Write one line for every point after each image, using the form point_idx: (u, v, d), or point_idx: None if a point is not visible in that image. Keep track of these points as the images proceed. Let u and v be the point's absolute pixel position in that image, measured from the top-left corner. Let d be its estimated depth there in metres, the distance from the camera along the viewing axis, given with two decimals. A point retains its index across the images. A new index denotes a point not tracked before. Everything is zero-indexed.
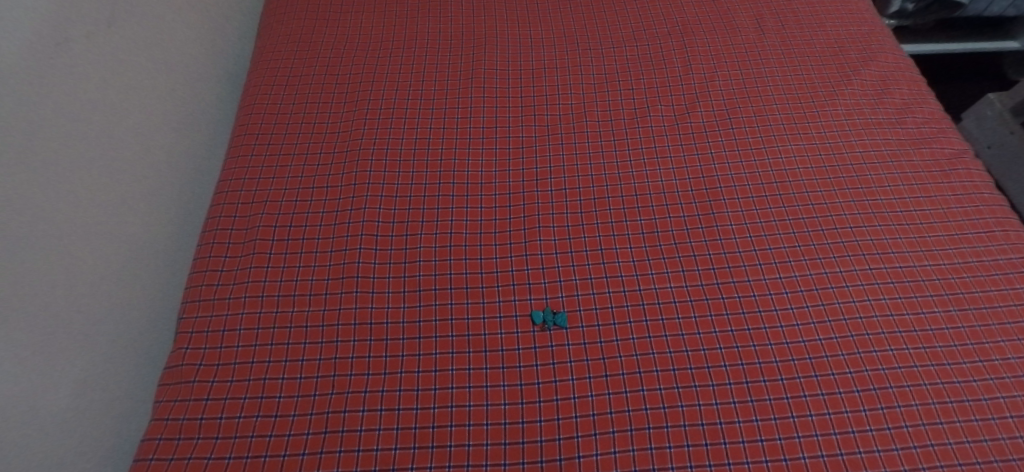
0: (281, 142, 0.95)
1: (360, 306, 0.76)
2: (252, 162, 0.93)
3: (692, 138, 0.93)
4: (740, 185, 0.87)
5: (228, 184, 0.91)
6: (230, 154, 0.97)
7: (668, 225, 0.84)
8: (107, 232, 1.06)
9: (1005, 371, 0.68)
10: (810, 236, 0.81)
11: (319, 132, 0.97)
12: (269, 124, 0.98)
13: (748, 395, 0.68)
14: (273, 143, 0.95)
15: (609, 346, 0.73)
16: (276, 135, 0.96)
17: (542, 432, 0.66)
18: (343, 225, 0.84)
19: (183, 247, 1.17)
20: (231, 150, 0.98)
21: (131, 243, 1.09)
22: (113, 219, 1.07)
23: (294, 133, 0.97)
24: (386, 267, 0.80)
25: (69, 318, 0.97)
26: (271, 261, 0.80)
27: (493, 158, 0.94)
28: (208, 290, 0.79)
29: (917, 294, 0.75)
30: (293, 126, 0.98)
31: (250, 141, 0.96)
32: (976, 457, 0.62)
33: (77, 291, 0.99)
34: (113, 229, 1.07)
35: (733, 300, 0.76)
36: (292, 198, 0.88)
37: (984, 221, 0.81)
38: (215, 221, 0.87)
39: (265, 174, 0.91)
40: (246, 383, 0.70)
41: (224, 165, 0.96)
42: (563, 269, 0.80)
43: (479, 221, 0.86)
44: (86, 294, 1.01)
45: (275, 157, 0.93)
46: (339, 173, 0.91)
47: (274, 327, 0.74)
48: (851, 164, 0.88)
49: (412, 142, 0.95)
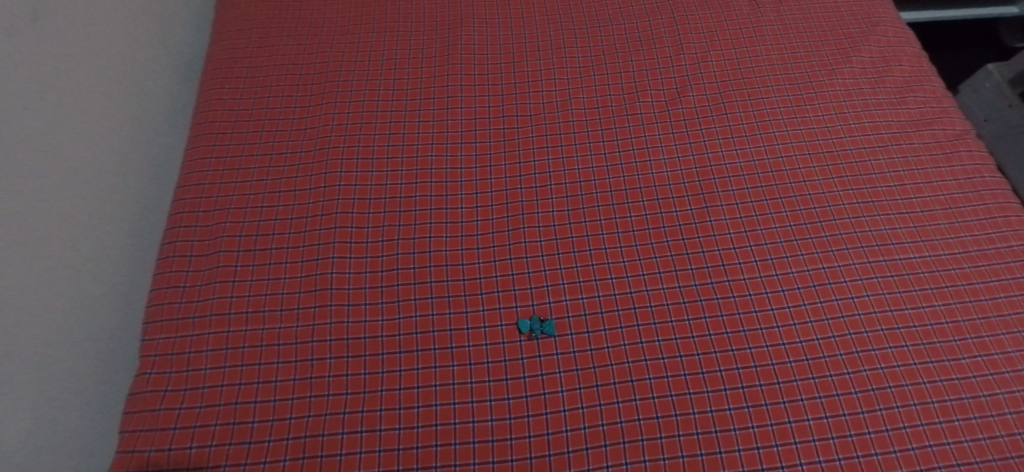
0: (244, 141, 0.89)
1: (336, 321, 0.71)
2: (213, 165, 0.86)
3: (684, 125, 0.88)
4: (735, 175, 0.83)
5: (188, 188, 0.84)
6: (188, 155, 0.89)
7: (660, 222, 0.80)
8: (94, 222, 0.92)
9: (1005, 365, 0.67)
10: (807, 229, 0.78)
11: (285, 129, 0.90)
12: (230, 122, 0.91)
13: (744, 401, 0.65)
14: (235, 142, 0.89)
15: (599, 354, 0.69)
16: (237, 134, 0.90)
17: (532, 448, 0.63)
18: (313, 232, 0.79)
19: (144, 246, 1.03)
20: (189, 150, 0.90)
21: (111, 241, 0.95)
22: (99, 205, 0.93)
23: (257, 131, 0.90)
24: (361, 277, 0.75)
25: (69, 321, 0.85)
26: (237, 275, 0.75)
27: (472, 152, 0.88)
28: (171, 309, 0.73)
29: (917, 287, 0.72)
30: (256, 123, 0.91)
31: (209, 141, 0.89)
32: (974, 455, 0.61)
33: (74, 290, 0.87)
34: (98, 221, 0.93)
35: (728, 301, 0.73)
36: (259, 204, 0.82)
37: (985, 208, 0.78)
38: (175, 232, 0.81)
39: (228, 178, 0.85)
40: (216, 409, 0.65)
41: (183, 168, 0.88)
42: (550, 272, 0.76)
43: (459, 222, 0.81)
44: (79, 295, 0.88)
45: (238, 158, 0.87)
46: (308, 175, 0.84)
47: (244, 346, 0.70)
48: (849, 150, 0.84)
49: (384, 137, 0.88)
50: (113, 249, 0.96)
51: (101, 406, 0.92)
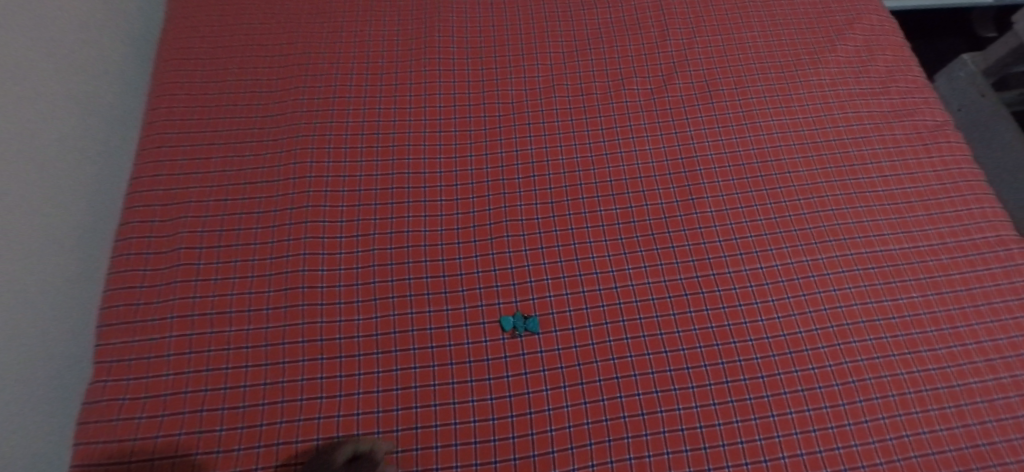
0: (205, 129, 0.83)
1: (309, 322, 0.68)
2: (170, 155, 0.80)
3: (670, 114, 0.86)
4: (720, 166, 0.81)
5: (142, 180, 0.78)
6: (142, 144, 0.83)
7: (645, 214, 0.78)
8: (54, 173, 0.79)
9: (977, 355, 0.68)
10: (791, 221, 0.77)
11: (250, 116, 0.85)
12: (189, 108, 0.85)
13: (728, 396, 0.65)
14: (194, 130, 0.83)
15: (584, 350, 0.68)
16: (198, 120, 0.84)
17: (516, 449, 0.61)
18: (283, 227, 0.74)
19: (103, 219, 0.89)
20: (143, 138, 0.84)
21: (70, 199, 0.82)
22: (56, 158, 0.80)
23: (219, 118, 0.84)
24: (335, 274, 0.71)
25: (33, 285, 0.72)
26: (201, 274, 0.70)
27: (451, 141, 0.84)
28: (127, 312, 0.68)
29: (896, 279, 0.73)
30: (218, 109, 0.85)
31: (165, 129, 0.83)
32: (947, 444, 0.62)
33: (41, 249, 0.74)
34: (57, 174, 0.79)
35: (713, 295, 0.72)
36: (223, 197, 0.77)
37: (963, 199, 0.79)
38: (128, 227, 0.74)
39: (187, 169, 0.79)
40: (180, 418, 0.61)
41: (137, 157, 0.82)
42: (533, 267, 0.74)
43: (438, 215, 0.77)
44: (44, 256, 0.75)
45: (198, 147, 0.81)
46: (275, 165, 0.80)
47: (210, 350, 0.66)
48: (833, 140, 0.83)
49: (357, 125, 0.84)
50: (72, 208, 0.82)
51: (60, 410, 0.75)
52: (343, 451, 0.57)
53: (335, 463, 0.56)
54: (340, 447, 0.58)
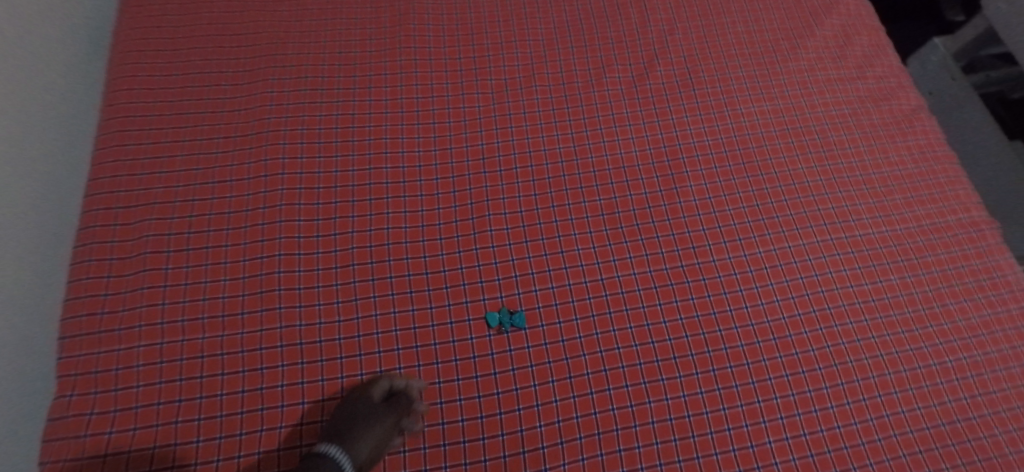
0: (167, 125, 0.79)
1: (287, 325, 0.65)
2: (130, 154, 0.76)
3: (652, 102, 0.85)
4: (703, 153, 0.81)
5: (101, 182, 0.73)
6: (99, 143, 0.78)
7: (629, 204, 0.77)
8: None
9: (952, 334, 0.70)
10: (774, 207, 0.77)
11: (215, 111, 0.80)
12: (148, 103, 0.80)
13: (715, 384, 0.66)
14: (155, 126, 0.78)
15: (572, 344, 0.67)
16: (159, 116, 0.79)
17: (505, 447, 0.61)
18: (255, 227, 0.71)
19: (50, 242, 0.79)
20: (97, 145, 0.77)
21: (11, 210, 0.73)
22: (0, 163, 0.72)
23: (183, 113, 0.80)
24: (313, 275, 0.69)
25: None
26: (169, 279, 0.67)
27: (431, 134, 0.81)
28: (91, 322, 0.64)
29: (875, 262, 0.74)
30: (180, 104, 0.81)
31: (123, 126, 0.78)
32: (925, 421, 0.64)
33: None
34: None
35: (699, 284, 0.72)
36: (190, 197, 0.73)
37: (938, 182, 0.80)
38: (88, 232, 0.70)
39: (150, 168, 0.75)
40: (153, 430, 0.58)
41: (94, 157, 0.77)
42: (518, 261, 0.72)
43: (419, 211, 0.75)
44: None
45: (161, 145, 0.77)
46: (245, 162, 0.76)
47: (182, 358, 0.62)
48: (813, 126, 0.83)
49: (332, 118, 0.81)
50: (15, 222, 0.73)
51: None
52: (379, 388, 0.60)
53: (374, 399, 0.59)
54: (375, 384, 0.60)
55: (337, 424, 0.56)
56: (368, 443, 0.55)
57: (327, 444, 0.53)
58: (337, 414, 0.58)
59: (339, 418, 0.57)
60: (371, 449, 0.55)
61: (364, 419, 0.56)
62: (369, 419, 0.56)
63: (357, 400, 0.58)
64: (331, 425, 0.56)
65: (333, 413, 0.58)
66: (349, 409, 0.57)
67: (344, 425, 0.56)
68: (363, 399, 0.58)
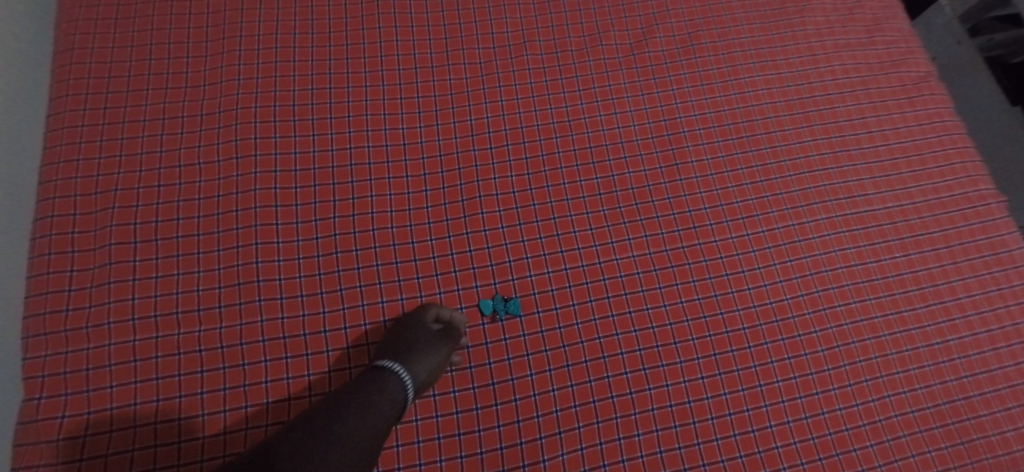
0: (124, 103, 0.71)
1: (268, 318, 0.62)
2: (84, 135, 0.68)
3: (651, 71, 0.80)
4: (705, 127, 0.77)
5: (53, 168, 0.66)
6: (50, 123, 0.69)
7: (627, 183, 0.73)
8: None
9: (956, 311, 0.69)
10: (778, 184, 0.74)
11: (177, 86, 0.73)
12: (100, 77, 0.72)
13: (716, 368, 0.64)
14: (111, 104, 0.70)
15: (569, 331, 0.65)
16: (114, 93, 0.71)
17: (502, 438, 0.59)
18: (228, 214, 0.66)
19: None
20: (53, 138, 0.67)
21: None
22: None
23: (141, 89, 0.72)
24: (293, 265, 0.65)
25: None
26: (138, 272, 0.62)
27: (415, 109, 0.75)
28: (54, 320, 0.59)
29: (880, 239, 0.72)
30: (137, 79, 0.72)
31: (76, 104, 0.69)
32: (926, 401, 0.64)
33: None
34: None
35: (700, 265, 0.69)
36: (154, 183, 0.67)
37: (945, 154, 0.77)
38: (44, 223, 0.63)
39: (108, 151, 0.68)
40: (131, 431, 0.56)
41: (45, 140, 0.68)
42: (512, 246, 0.69)
43: (405, 193, 0.70)
44: None
45: (120, 125, 0.69)
46: (213, 143, 0.70)
47: (158, 356, 0.59)
48: (819, 95, 0.79)
49: (306, 93, 0.74)
50: None
51: None
52: (430, 316, 0.62)
53: (426, 326, 0.61)
54: (424, 312, 0.62)
55: (394, 347, 0.59)
56: (426, 365, 0.58)
57: (388, 365, 0.56)
58: (391, 338, 0.61)
59: (394, 343, 0.60)
60: (429, 371, 0.58)
61: (419, 343, 0.58)
62: (424, 344, 0.58)
63: (410, 327, 0.61)
64: (387, 348, 0.59)
65: (387, 339, 0.61)
66: (403, 335, 0.60)
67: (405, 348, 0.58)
68: (415, 326, 0.61)
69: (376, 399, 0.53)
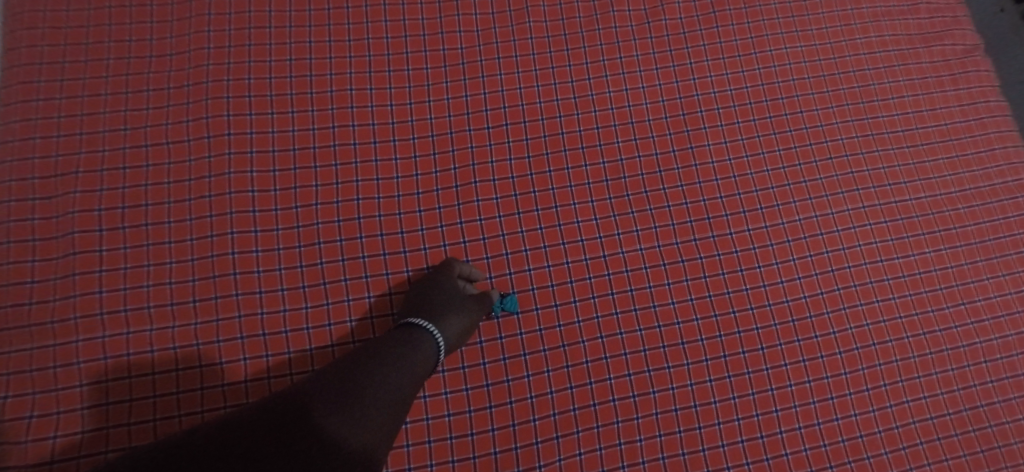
0: (82, 74, 0.65)
1: (246, 314, 0.58)
2: (40, 111, 0.63)
3: (667, 42, 0.72)
4: (724, 106, 0.70)
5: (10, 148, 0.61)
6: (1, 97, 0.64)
7: (637, 168, 0.68)
8: None
9: (985, 312, 0.65)
10: (801, 170, 0.68)
11: (141, 55, 0.66)
12: (55, 47, 0.65)
13: (726, 371, 0.62)
14: (68, 77, 0.64)
15: (569, 330, 0.62)
16: (71, 64, 0.65)
17: (496, 442, 0.58)
18: (201, 200, 0.61)
19: None
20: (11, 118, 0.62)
21: None
22: None
23: (101, 59, 0.66)
24: (272, 256, 0.61)
25: None
26: (104, 263, 0.58)
27: (405, 84, 0.69)
28: (17, 314, 0.55)
29: (909, 233, 0.67)
30: (97, 47, 0.66)
31: (29, 75, 0.64)
32: (947, 407, 0.62)
33: None
34: None
35: (712, 260, 0.65)
36: (118, 164, 0.62)
37: (986, 138, 0.70)
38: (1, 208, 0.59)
39: (68, 128, 0.62)
40: (103, 432, 0.53)
41: None
42: (510, 237, 0.64)
43: (394, 178, 0.65)
44: None
45: (79, 99, 0.64)
46: (183, 121, 0.64)
47: (128, 354, 0.56)
48: (853, 71, 0.72)
49: (284, 65, 0.67)
50: None
51: None
52: (456, 270, 0.60)
53: (454, 282, 0.60)
54: (451, 266, 0.61)
55: (421, 302, 0.57)
56: (457, 324, 0.57)
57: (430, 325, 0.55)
58: (416, 293, 0.59)
59: (421, 298, 0.58)
60: (460, 332, 0.57)
61: (451, 299, 0.57)
62: (454, 302, 0.57)
63: (437, 281, 0.59)
64: (414, 304, 0.58)
65: (411, 294, 0.59)
66: (430, 290, 0.58)
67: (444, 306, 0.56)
68: (442, 281, 0.59)
69: (404, 363, 0.50)
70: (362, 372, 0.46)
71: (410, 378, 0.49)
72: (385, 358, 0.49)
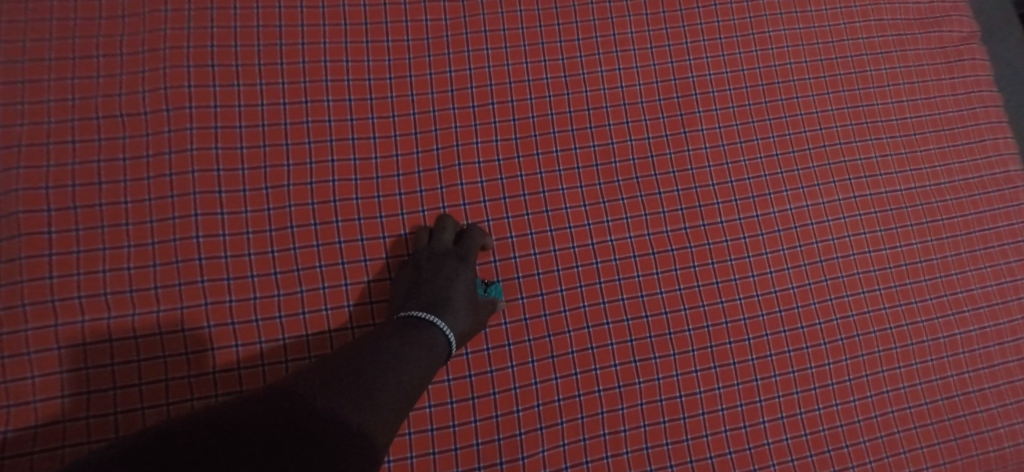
0: (21, 37, 0.59)
1: (213, 301, 0.56)
2: None
3: (664, 19, 0.69)
4: (720, 89, 0.68)
5: None
6: None
7: (629, 152, 0.65)
8: None
9: (966, 303, 0.65)
10: (795, 158, 0.67)
11: (88, 16, 0.60)
12: None
13: (711, 362, 0.61)
14: (5, 39, 0.58)
15: (555, 319, 0.60)
16: (8, 25, 0.59)
17: (478, 434, 0.57)
18: (161, 179, 0.57)
19: None
20: None
21: None
22: None
23: (42, 19, 0.59)
24: (241, 240, 0.57)
25: None
26: (54, 247, 0.54)
27: (385, 56, 0.64)
28: None
29: (898, 224, 0.66)
30: (37, 6, 0.60)
31: None
32: (924, 397, 0.63)
33: None
34: None
35: (702, 249, 0.64)
36: (66, 138, 0.57)
37: (978, 129, 0.70)
38: None
39: (7, 97, 0.57)
40: (59, 426, 0.51)
41: None
42: (495, 224, 0.62)
43: (373, 158, 0.61)
44: None
45: (18, 64, 0.58)
46: (137, 91, 0.59)
47: (83, 345, 0.53)
48: (850, 56, 0.70)
49: (250, 31, 0.62)
50: None
51: None
52: (471, 249, 0.58)
53: (470, 263, 0.58)
54: (464, 244, 0.59)
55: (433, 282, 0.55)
56: (465, 323, 0.54)
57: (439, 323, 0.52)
58: (426, 268, 0.56)
59: (434, 277, 0.55)
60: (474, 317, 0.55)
61: (463, 300, 0.55)
62: (466, 295, 0.55)
63: (451, 260, 0.57)
64: (425, 281, 0.55)
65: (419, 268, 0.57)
66: (444, 269, 0.56)
67: (456, 306, 0.54)
68: (457, 262, 0.57)
69: (414, 353, 0.47)
70: (374, 358, 0.44)
71: (421, 367, 0.47)
72: (399, 347, 0.47)
